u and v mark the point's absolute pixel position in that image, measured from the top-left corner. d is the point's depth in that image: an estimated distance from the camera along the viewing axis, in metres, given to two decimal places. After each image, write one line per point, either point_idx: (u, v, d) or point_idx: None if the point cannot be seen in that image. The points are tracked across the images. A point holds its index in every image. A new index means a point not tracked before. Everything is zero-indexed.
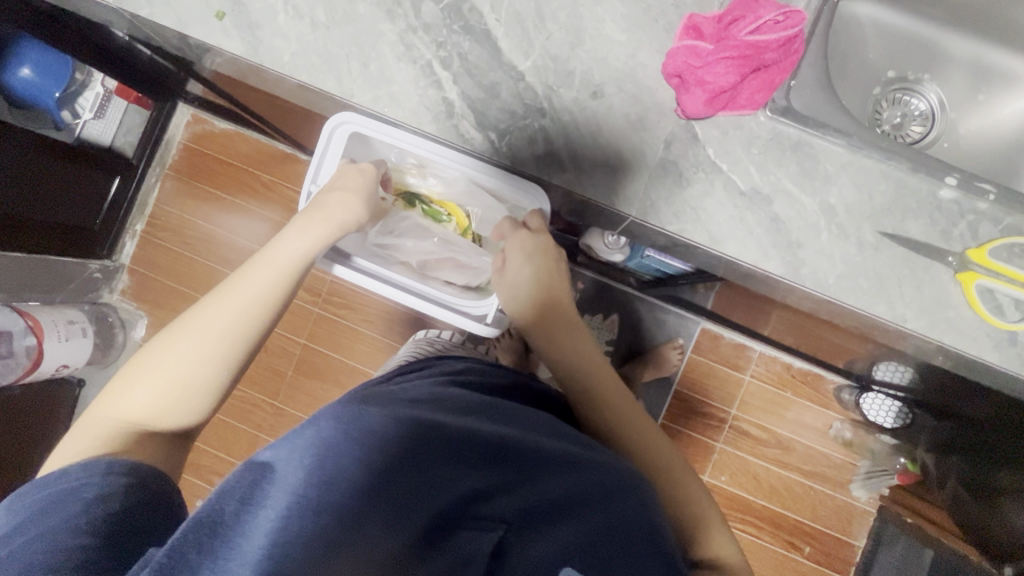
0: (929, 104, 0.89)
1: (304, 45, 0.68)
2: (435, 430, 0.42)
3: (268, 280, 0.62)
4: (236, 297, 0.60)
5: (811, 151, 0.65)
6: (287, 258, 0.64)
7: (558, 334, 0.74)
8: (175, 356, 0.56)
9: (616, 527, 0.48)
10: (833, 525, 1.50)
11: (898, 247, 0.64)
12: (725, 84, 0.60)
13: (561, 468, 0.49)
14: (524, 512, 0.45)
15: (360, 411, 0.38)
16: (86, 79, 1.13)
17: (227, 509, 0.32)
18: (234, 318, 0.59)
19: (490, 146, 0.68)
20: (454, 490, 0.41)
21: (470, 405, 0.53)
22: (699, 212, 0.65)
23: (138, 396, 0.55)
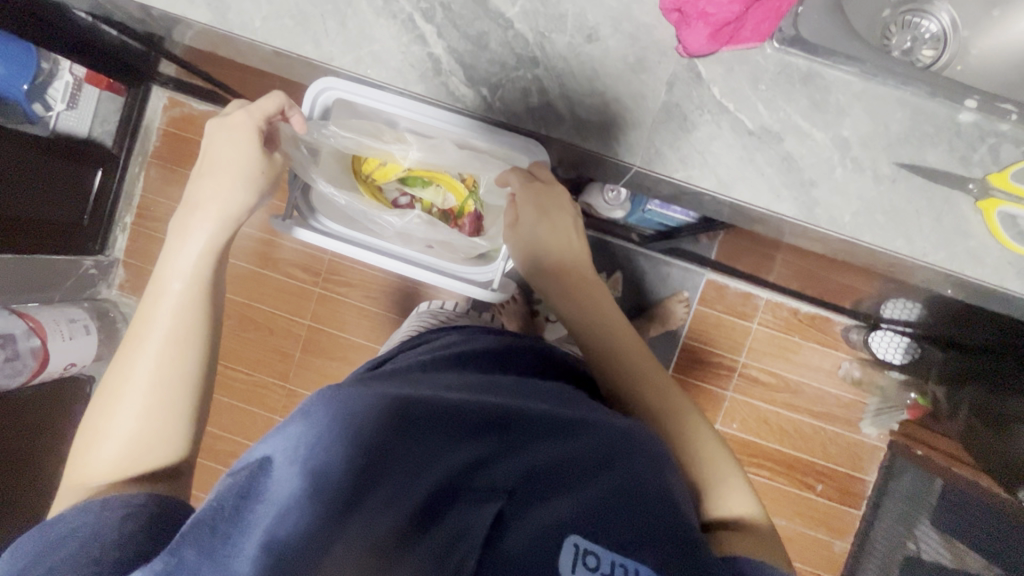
0: (940, 25, 0.85)
1: (276, 6, 0.63)
2: (430, 405, 0.41)
3: (171, 309, 0.52)
4: (151, 334, 0.50)
5: (823, 82, 0.61)
6: (174, 281, 0.53)
7: (572, 290, 0.72)
8: (115, 415, 0.48)
9: (622, 488, 0.49)
10: (844, 462, 1.52)
11: (915, 178, 0.61)
12: (729, 15, 0.56)
13: (556, 433, 0.49)
14: (524, 479, 0.45)
15: (348, 392, 0.35)
16: (54, 67, 1.07)
17: (226, 506, 0.31)
18: (160, 354, 0.50)
19: (483, 103, 0.64)
20: (452, 463, 0.40)
21: (460, 381, 0.52)
22: (706, 157, 0.62)
23: (110, 440, 0.48)
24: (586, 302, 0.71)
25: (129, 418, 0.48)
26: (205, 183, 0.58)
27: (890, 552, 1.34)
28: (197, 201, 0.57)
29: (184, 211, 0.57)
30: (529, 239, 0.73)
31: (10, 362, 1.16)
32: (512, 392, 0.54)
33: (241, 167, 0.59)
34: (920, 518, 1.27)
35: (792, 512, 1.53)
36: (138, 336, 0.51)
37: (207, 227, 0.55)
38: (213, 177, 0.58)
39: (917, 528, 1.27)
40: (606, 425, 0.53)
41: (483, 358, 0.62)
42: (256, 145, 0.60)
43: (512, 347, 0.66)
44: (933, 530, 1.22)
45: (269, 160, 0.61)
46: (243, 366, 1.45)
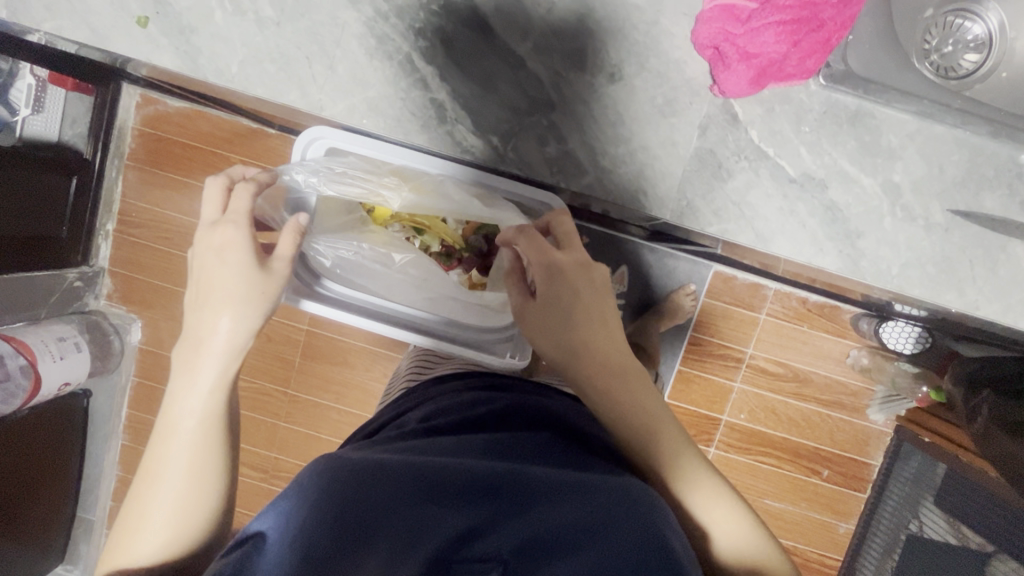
0: (986, 28, 0.78)
1: (253, 48, 0.55)
2: (426, 471, 0.45)
3: (188, 442, 0.49)
4: (171, 461, 0.49)
5: (873, 121, 0.55)
6: (190, 408, 0.50)
7: (596, 357, 0.60)
8: (139, 541, 0.46)
9: (622, 555, 0.43)
10: (851, 448, 1.51)
11: (972, 226, 0.56)
12: (774, 54, 0.50)
13: (558, 497, 0.46)
14: (520, 548, 0.43)
15: (341, 465, 0.44)
16: (13, 68, 1.02)
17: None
18: (182, 486, 0.48)
19: (494, 153, 0.57)
20: (438, 535, 0.41)
21: (481, 439, 0.52)
22: (742, 208, 0.56)
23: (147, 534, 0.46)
24: (610, 363, 0.61)
25: (150, 549, 0.46)
26: (200, 276, 0.54)
27: (895, 536, 1.35)
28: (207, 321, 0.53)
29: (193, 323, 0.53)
30: (541, 296, 0.62)
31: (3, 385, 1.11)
32: (533, 445, 0.52)
33: (231, 286, 0.53)
34: (924, 500, 1.30)
35: (798, 497, 1.53)
36: (157, 458, 0.49)
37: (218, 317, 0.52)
38: (209, 269, 0.54)
39: (921, 509, 1.29)
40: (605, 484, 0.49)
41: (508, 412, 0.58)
42: (247, 263, 0.54)
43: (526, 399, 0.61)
44: (936, 507, 1.25)
45: (265, 274, 0.55)
46: (242, 374, 1.41)
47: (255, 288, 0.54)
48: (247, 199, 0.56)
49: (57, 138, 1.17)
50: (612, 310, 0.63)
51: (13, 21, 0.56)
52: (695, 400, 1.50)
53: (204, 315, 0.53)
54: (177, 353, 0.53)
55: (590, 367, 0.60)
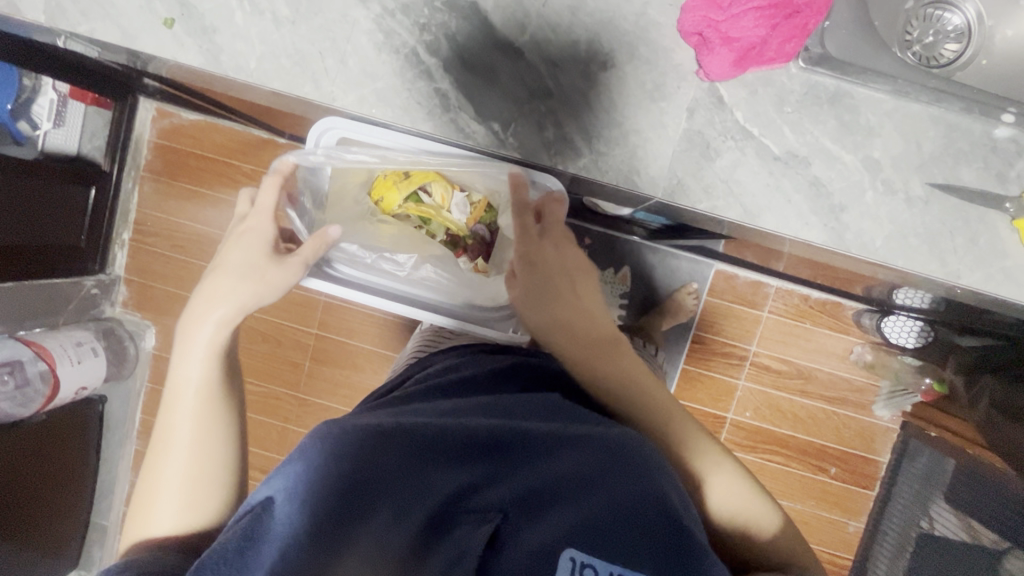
0: (965, 18, 0.81)
1: (271, 46, 0.60)
2: (424, 435, 0.48)
3: (191, 409, 0.52)
4: (177, 426, 0.51)
5: (852, 101, 0.58)
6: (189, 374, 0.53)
7: (574, 330, 0.66)
8: (155, 511, 0.47)
9: (617, 502, 0.49)
10: (858, 445, 1.51)
11: (951, 198, 0.59)
12: (754, 38, 0.54)
13: (548, 454, 0.51)
14: (517, 498, 0.48)
15: (342, 430, 0.45)
16: (36, 84, 1.05)
17: (231, 546, 0.37)
18: (189, 450, 0.50)
19: (495, 139, 0.61)
20: (443, 490, 0.45)
21: (467, 408, 0.56)
22: (731, 185, 0.60)
23: (163, 503, 0.48)
24: (588, 335, 0.65)
25: (166, 517, 0.47)
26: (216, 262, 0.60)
27: (906, 535, 1.32)
28: (220, 286, 0.58)
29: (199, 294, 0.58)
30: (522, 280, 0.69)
31: (21, 390, 1.17)
32: (520, 410, 0.57)
33: (253, 262, 0.60)
34: (935, 498, 1.25)
35: (806, 495, 1.53)
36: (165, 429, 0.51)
37: (221, 290, 0.57)
38: (227, 256, 0.61)
39: (932, 508, 1.24)
40: (597, 439, 0.54)
41: (493, 377, 0.63)
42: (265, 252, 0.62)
43: (522, 362, 0.66)
44: (946, 505, 1.20)
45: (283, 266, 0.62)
46: (255, 378, 1.44)
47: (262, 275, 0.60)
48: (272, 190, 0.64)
49: (78, 151, 1.22)
50: (585, 286, 0.69)
51: (51, 25, 0.61)
52: (700, 398, 1.51)
53: (211, 287, 0.58)
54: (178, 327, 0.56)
55: (569, 339, 0.65)
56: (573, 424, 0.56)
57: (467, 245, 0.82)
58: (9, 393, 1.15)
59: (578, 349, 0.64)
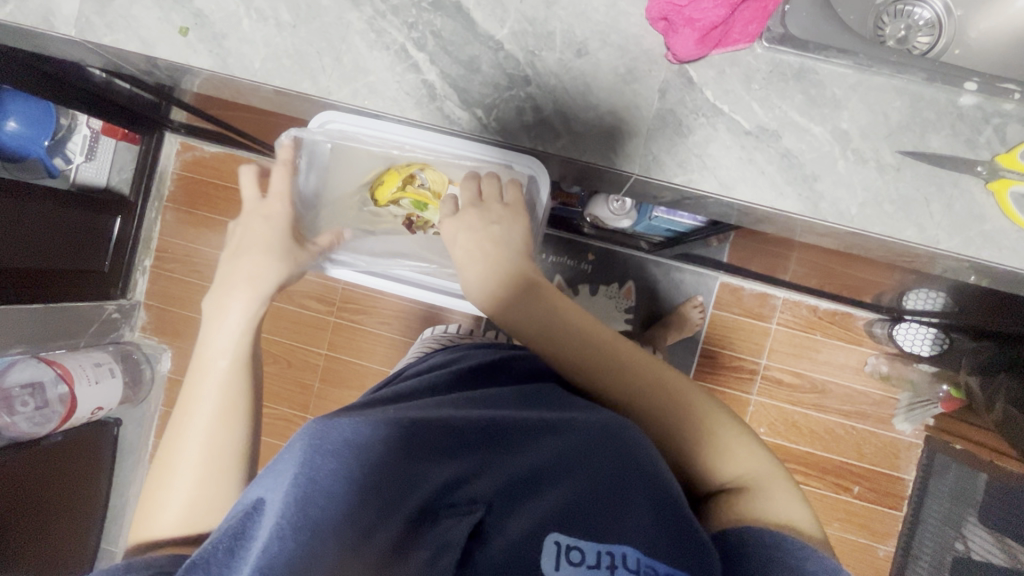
0: (933, 11, 0.84)
1: (273, 47, 0.66)
2: (413, 424, 0.44)
3: (221, 377, 0.58)
4: (201, 410, 0.55)
5: (817, 77, 0.61)
6: (220, 358, 0.59)
7: (521, 298, 0.65)
8: (173, 487, 0.50)
9: (601, 484, 0.47)
10: (880, 462, 1.39)
11: (921, 164, 0.60)
12: (716, 18, 0.57)
13: (533, 440, 0.49)
14: (504, 490, 0.44)
15: (336, 422, 0.40)
16: (72, 122, 1.13)
17: (218, 549, 0.33)
18: (213, 424, 0.54)
19: (479, 124, 0.65)
20: (428, 483, 0.41)
21: (457, 403, 0.54)
22: (704, 159, 0.62)
23: (182, 476, 0.51)
24: (536, 320, 0.63)
25: (182, 494, 0.50)
26: (234, 236, 0.70)
27: (938, 560, 1.21)
28: (264, 274, 0.65)
29: (233, 280, 0.65)
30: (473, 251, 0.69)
31: (41, 411, 1.20)
32: (508, 401, 0.55)
33: (272, 242, 0.69)
34: (967, 516, 1.16)
35: (829, 517, 1.40)
36: (184, 416, 0.55)
37: (247, 259, 0.67)
38: (246, 229, 0.70)
39: (964, 526, 1.15)
40: (588, 424, 0.52)
41: (477, 372, 0.63)
42: (286, 236, 0.70)
43: (510, 358, 0.67)
44: (981, 524, 1.11)
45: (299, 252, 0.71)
46: (265, 401, 1.46)
47: (273, 251, 0.68)
48: (286, 179, 0.72)
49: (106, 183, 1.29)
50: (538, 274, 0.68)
51: (80, 38, 0.68)
52: None
53: (237, 259, 0.67)
54: (211, 294, 0.65)
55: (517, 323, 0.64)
56: (558, 411, 0.54)
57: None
58: (29, 414, 1.19)
59: (529, 321, 0.63)
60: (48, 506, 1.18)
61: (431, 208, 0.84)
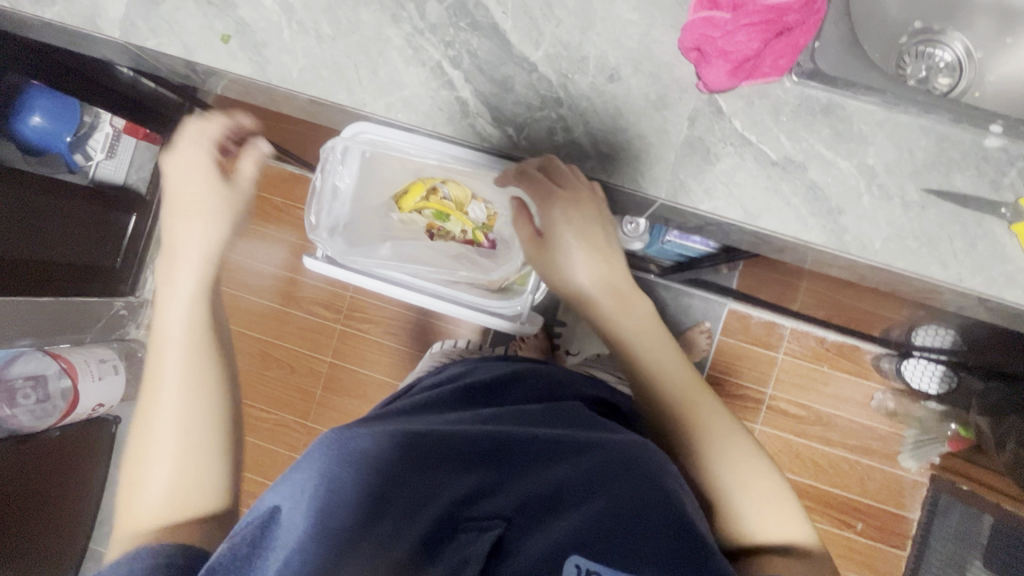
0: (955, 53, 0.86)
1: (313, 58, 0.67)
2: (428, 437, 0.43)
3: (177, 347, 0.58)
4: (161, 383, 0.56)
5: (844, 113, 0.62)
6: (173, 329, 0.59)
7: (609, 301, 0.70)
8: (151, 471, 0.52)
9: (618, 505, 0.45)
10: (884, 499, 1.37)
11: (946, 203, 0.61)
12: (748, 51, 0.59)
13: (551, 456, 0.47)
14: (520, 506, 0.44)
15: (354, 432, 0.39)
16: (95, 121, 1.14)
17: (238, 554, 0.34)
18: (180, 397, 0.55)
19: (509, 142, 0.66)
20: (446, 496, 0.41)
21: (475, 416, 0.53)
22: (730, 187, 0.63)
23: (157, 461, 0.53)
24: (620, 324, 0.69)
25: (163, 473, 0.52)
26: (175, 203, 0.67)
27: None
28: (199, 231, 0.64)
29: (174, 244, 0.65)
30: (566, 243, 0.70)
31: (41, 404, 1.20)
32: (523, 417, 0.54)
33: (216, 199, 0.67)
34: (973, 558, 1.13)
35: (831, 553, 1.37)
36: (151, 398, 0.56)
37: (190, 227, 0.65)
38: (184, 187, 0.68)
39: (969, 570, 1.13)
40: (604, 443, 0.50)
41: (488, 387, 0.62)
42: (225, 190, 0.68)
43: (523, 371, 0.66)
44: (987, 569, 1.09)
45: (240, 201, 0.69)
46: (265, 405, 1.45)
47: (215, 206, 0.67)
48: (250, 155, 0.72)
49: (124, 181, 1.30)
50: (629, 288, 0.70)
51: (123, 40, 0.70)
52: None
53: (177, 226, 0.65)
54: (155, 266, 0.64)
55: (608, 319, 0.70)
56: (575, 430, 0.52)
57: (483, 239, 0.87)
58: (30, 407, 1.19)
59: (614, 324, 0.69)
60: (40, 503, 1.16)
61: (451, 220, 0.85)
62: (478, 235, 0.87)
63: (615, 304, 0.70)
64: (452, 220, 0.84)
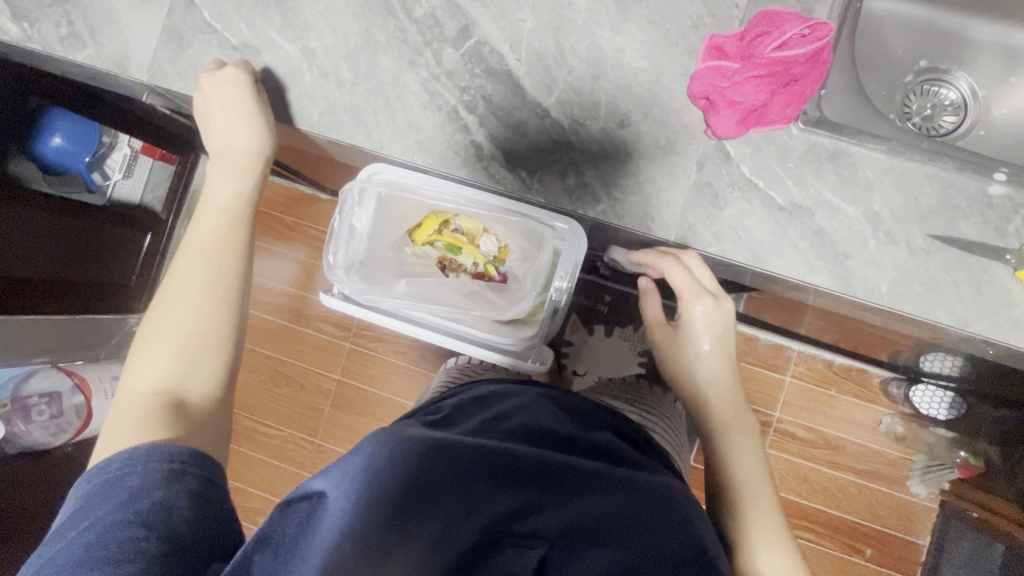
0: (959, 92, 0.87)
1: (333, 102, 0.70)
2: (474, 450, 0.43)
3: (205, 251, 0.63)
4: (183, 280, 0.61)
5: (850, 159, 0.64)
6: (207, 236, 0.64)
7: (719, 396, 0.74)
8: (153, 354, 0.57)
9: (666, 550, 0.41)
10: (894, 525, 1.35)
11: (951, 249, 0.62)
12: (756, 102, 0.61)
13: (600, 486, 0.44)
14: (567, 529, 0.41)
15: (402, 436, 0.41)
16: (114, 141, 1.17)
17: (289, 531, 0.37)
18: (194, 294, 0.60)
19: (522, 184, 0.68)
20: (490, 511, 0.40)
21: (530, 429, 0.51)
22: (738, 231, 0.64)
23: (162, 347, 0.57)
24: (722, 418, 0.73)
25: (162, 358, 0.57)
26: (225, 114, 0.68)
27: None
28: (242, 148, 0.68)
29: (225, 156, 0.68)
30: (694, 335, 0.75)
31: (55, 421, 1.20)
32: (577, 436, 0.51)
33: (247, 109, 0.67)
34: None
35: None
36: (172, 290, 0.61)
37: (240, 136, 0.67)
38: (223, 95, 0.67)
39: None
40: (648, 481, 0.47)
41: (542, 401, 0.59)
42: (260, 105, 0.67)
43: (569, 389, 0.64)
44: None
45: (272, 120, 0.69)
46: (275, 422, 1.47)
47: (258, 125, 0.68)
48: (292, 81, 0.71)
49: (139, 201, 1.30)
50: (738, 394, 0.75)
51: (150, 82, 0.73)
52: None
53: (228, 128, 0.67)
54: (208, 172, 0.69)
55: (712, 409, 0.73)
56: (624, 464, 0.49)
57: (494, 272, 0.87)
58: (43, 423, 1.18)
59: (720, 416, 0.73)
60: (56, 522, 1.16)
61: (462, 252, 0.85)
62: (489, 266, 0.86)
63: (727, 402, 0.74)
64: (465, 252, 0.85)
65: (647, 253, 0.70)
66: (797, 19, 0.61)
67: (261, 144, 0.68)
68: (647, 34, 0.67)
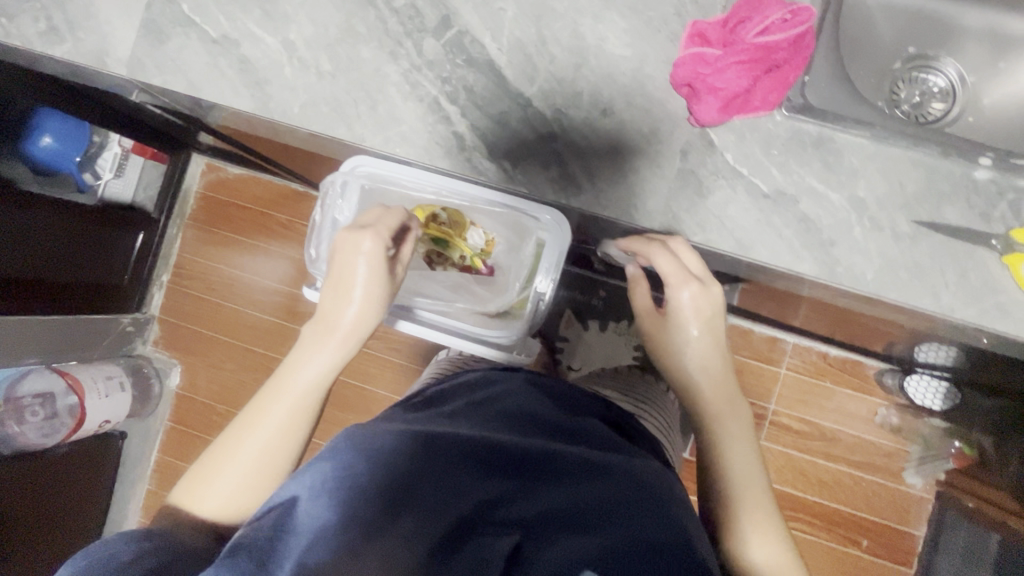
0: (948, 79, 0.86)
1: (314, 94, 0.69)
2: (450, 440, 0.43)
3: (296, 396, 0.60)
4: (267, 420, 0.58)
5: (834, 145, 0.63)
6: (304, 371, 0.61)
7: (709, 384, 0.71)
8: (220, 478, 0.56)
9: (644, 535, 0.40)
10: (890, 516, 1.35)
11: (936, 235, 0.62)
12: (738, 88, 0.60)
13: (577, 472, 0.44)
14: (542, 517, 0.40)
15: (377, 432, 0.42)
16: (104, 140, 1.16)
17: (264, 534, 0.37)
18: (273, 438, 0.58)
19: (505, 175, 0.68)
20: (465, 501, 0.39)
21: (511, 415, 0.50)
22: (723, 220, 0.64)
23: (229, 475, 0.56)
24: (714, 407, 0.71)
25: (225, 493, 0.56)
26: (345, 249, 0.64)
27: None
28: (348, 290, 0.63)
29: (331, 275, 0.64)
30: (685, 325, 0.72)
31: (49, 421, 1.20)
32: (558, 424, 0.50)
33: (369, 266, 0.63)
34: None
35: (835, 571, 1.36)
36: (253, 421, 0.58)
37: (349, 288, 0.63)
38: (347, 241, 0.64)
39: None
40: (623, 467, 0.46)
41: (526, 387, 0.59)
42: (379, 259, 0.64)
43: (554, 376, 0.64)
44: None
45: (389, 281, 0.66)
46: None
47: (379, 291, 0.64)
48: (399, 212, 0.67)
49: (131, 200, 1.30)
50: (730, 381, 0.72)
51: (131, 77, 0.72)
52: None
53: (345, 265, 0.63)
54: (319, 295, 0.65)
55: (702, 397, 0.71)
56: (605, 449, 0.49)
57: (480, 265, 0.86)
58: (37, 424, 1.18)
59: (711, 405, 0.71)
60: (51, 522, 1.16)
61: (449, 246, 0.84)
62: (476, 260, 0.86)
63: (719, 390, 0.71)
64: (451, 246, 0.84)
65: (635, 241, 0.66)
66: (778, 4, 0.61)
67: (375, 301, 0.64)
68: (629, 22, 0.66)
